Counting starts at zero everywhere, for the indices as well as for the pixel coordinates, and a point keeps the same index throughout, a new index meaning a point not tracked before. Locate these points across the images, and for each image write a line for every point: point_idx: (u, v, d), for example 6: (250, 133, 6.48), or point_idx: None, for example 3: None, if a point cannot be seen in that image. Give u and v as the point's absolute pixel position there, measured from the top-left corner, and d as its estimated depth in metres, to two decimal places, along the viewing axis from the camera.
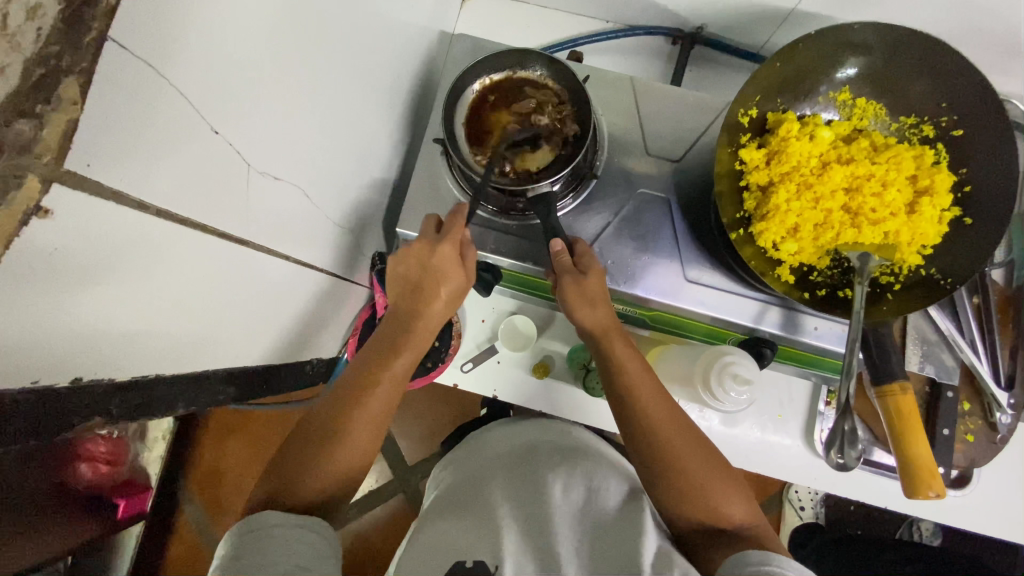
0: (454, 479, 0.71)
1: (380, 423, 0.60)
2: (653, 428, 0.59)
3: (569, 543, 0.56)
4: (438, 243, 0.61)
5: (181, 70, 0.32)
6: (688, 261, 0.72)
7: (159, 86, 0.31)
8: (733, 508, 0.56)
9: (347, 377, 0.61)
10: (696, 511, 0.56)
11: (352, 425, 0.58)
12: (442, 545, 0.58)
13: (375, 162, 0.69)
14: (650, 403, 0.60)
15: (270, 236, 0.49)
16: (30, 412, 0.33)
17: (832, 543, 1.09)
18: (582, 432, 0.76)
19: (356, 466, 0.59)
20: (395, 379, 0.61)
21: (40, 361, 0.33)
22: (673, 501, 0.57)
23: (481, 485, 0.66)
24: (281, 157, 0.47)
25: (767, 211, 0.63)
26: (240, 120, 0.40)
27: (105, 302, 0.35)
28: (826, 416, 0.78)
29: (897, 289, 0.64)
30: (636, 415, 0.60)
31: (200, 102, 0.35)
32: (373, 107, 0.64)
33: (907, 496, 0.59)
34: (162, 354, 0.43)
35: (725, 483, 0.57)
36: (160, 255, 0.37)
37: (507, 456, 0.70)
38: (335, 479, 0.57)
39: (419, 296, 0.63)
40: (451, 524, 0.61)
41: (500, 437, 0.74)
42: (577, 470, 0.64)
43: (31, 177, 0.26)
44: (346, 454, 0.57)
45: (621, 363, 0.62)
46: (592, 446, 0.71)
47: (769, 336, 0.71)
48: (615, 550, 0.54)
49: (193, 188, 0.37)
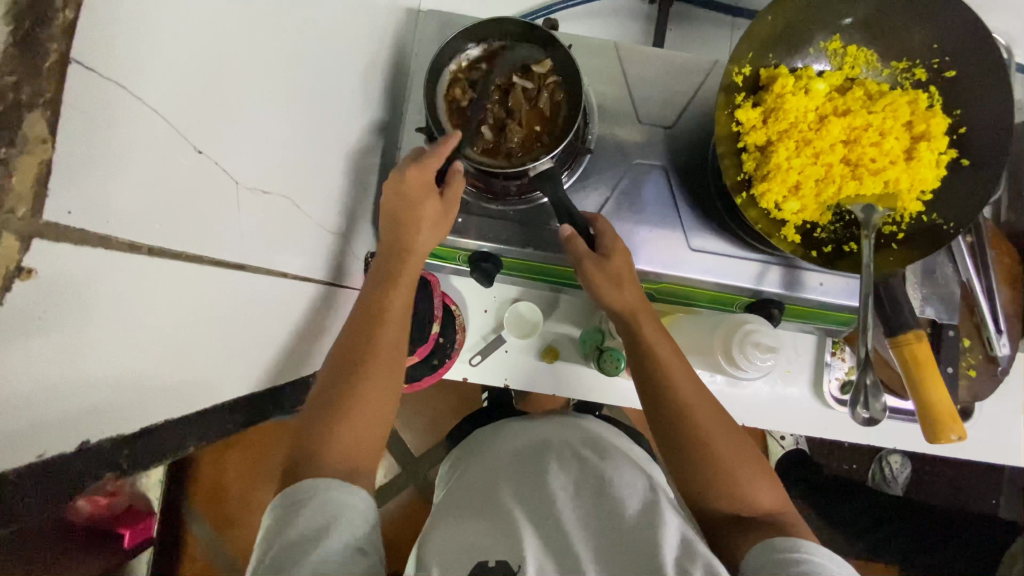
0: (464, 475, 0.68)
1: (396, 353, 0.59)
2: (685, 411, 0.59)
3: (584, 543, 0.52)
4: (407, 167, 0.60)
5: (160, 87, 0.29)
6: (690, 230, 0.70)
7: (145, 116, 0.28)
8: (757, 496, 0.56)
9: (355, 317, 0.60)
10: (725, 497, 0.56)
11: (376, 366, 0.57)
12: (458, 544, 0.53)
13: (355, 156, 0.64)
14: (682, 387, 0.60)
15: (263, 254, 0.45)
16: (37, 486, 0.29)
17: (812, 469, 1.18)
18: (592, 425, 0.74)
19: (386, 407, 0.57)
20: (401, 306, 0.61)
21: (41, 430, 0.28)
22: (702, 485, 0.57)
23: (490, 485, 0.62)
24: (268, 167, 0.43)
25: (767, 170, 0.62)
26: (218, 133, 0.36)
27: (110, 360, 0.31)
28: (833, 365, 0.79)
29: (901, 239, 0.64)
30: (666, 398, 0.60)
31: (175, 118, 0.31)
32: (350, 97, 0.59)
33: (930, 441, 0.58)
34: (167, 397, 0.39)
35: (754, 469, 0.58)
36: (159, 295, 0.33)
37: (517, 456, 0.66)
38: (374, 420, 0.56)
39: (404, 224, 0.62)
40: (466, 525, 0.56)
41: (509, 437, 0.70)
42: (589, 469, 0.61)
43: (6, 234, 0.22)
44: (380, 383, 0.57)
45: (652, 344, 0.62)
46: (602, 443, 0.68)
47: (774, 296, 0.71)
48: (630, 551, 0.51)
49: (181, 214, 0.33)
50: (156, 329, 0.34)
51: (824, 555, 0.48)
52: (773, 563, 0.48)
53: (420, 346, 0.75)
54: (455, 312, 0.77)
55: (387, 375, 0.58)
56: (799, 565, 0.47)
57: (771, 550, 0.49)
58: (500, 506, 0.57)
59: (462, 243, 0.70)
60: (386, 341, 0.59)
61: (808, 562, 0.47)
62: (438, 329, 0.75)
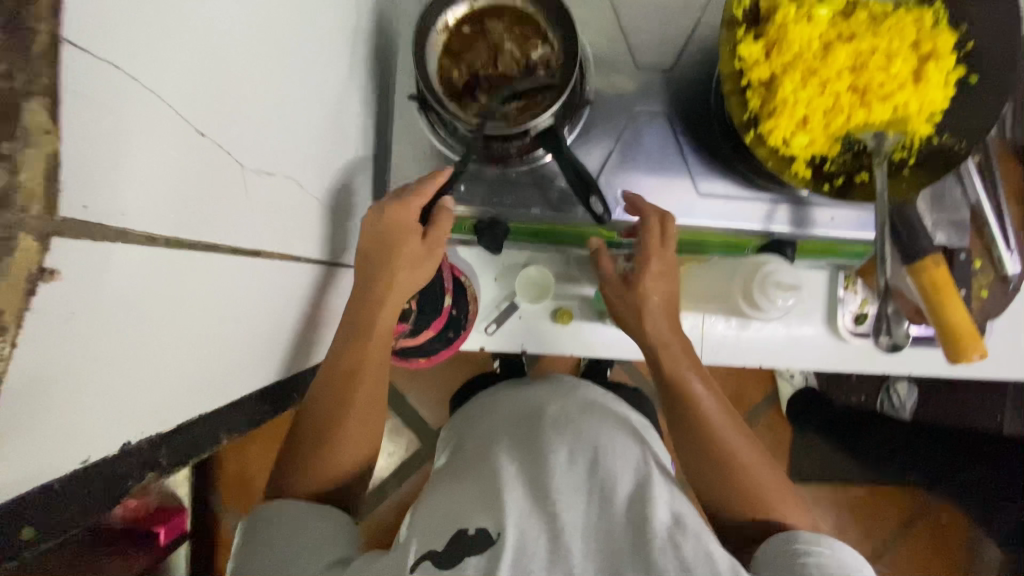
0: (462, 444, 0.67)
1: (378, 392, 0.61)
2: (714, 430, 0.59)
3: (571, 509, 0.52)
4: (390, 206, 0.60)
5: (152, 62, 0.27)
6: (698, 174, 0.69)
7: (140, 95, 0.26)
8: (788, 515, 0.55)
9: (336, 359, 0.59)
10: (748, 509, 0.55)
11: (357, 406, 0.59)
12: (444, 515, 0.53)
13: (349, 131, 0.62)
14: (710, 407, 0.60)
15: (274, 239, 0.44)
16: (81, 491, 0.29)
17: (823, 403, 1.20)
18: (590, 388, 0.70)
19: (369, 436, 0.61)
20: (378, 357, 0.61)
21: (86, 434, 0.28)
22: (726, 502, 0.57)
23: (484, 450, 0.62)
24: (270, 147, 0.42)
25: (773, 107, 0.60)
26: (220, 114, 0.34)
27: (141, 359, 0.30)
28: (847, 300, 0.78)
29: (913, 164, 0.63)
30: (697, 418, 0.60)
31: (176, 101, 0.29)
32: (339, 69, 0.57)
33: (952, 362, 0.59)
34: (199, 391, 0.39)
35: (783, 488, 0.57)
36: (179, 289, 0.32)
37: (514, 422, 0.65)
38: (354, 453, 0.60)
39: (383, 258, 0.60)
40: (454, 493, 0.56)
41: (506, 403, 0.69)
42: (582, 432, 0.60)
43: (25, 234, 0.20)
44: (357, 426, 0.59)
45: (679, 359, 0.61)
46: (597, 403, 0.67)
47: (785, 235, 0.70)
48: (615, 521, 0.51)
49: (193, 202, 0.32)
50: (177, 332, 0.33)
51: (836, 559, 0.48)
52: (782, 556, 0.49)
53: (435, 320, 0.75)
54: (465, 284, 0.76)
55: (367, 411, 0.60)
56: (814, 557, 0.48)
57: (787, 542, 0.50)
58: (491, 473, 0.56)
59: (470, 211, 0.69)
60: (368, 389, 0.60)
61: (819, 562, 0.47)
62: (450, 301, 0.75)
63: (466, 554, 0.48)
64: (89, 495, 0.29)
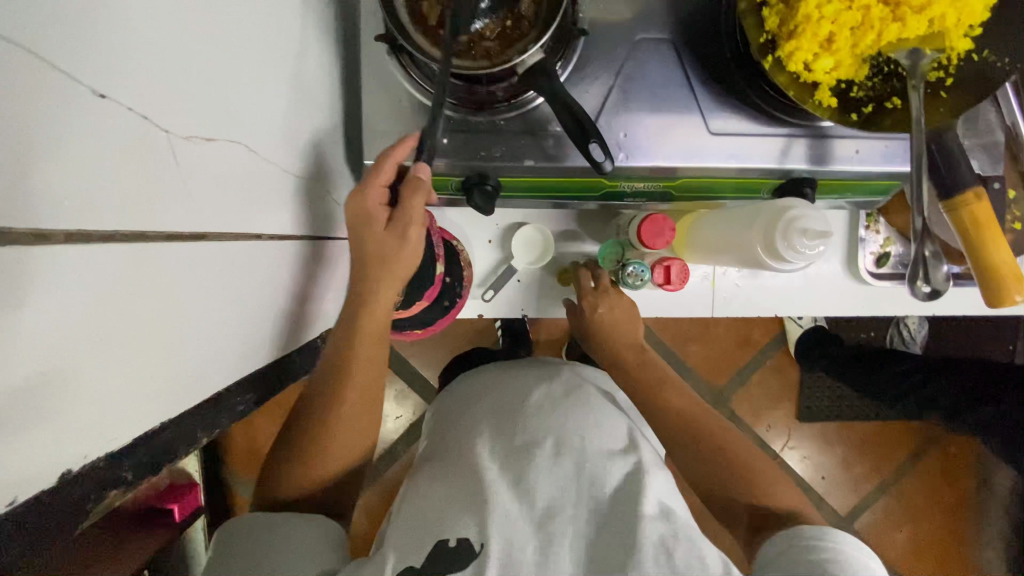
0: (443, 426, 0.63)
1: (366, 402, 0.60)
2: (693, 419, 0.65)
3: (556, 513, 0.49)
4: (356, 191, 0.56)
5: (21, 6, 0.20)
6: (708, 110, 0.62)
7: (6, 55, 0.20)
8: (778, 495, 0.59)
9: (325, 364, 0.60)
10: (747, 493, 0.59)
11: (343, 415, 0.59)
12: (423, 522, 0.49)
13: (313, 82, 0.55)
14: (683, 402, 0.67)
15: (226, 216, 0.38)
16: (14, 534, 0.25)
17: (834, 344, 1.17)
18: (580, 368, 0.66)
19: (357, 443, 0.61)
20: (364, 366, 0.60)
21: (13, 473, 0.24)
22: (721, 483, 0.60)
23: (464, 432, 0.58)
24: (213, 105, 0.35)
25: (795, 25, 0.52)
26: (141, 67, 0.27)
27: (67, 378, 0.26)
28: (868, 240, 0.73)
29: (949, 85, 0.55)
30: (678, 416, 0.66)
31: (64, 57, 0.23)
32: (292, 9, 0.49)
33: (992, 304, 0.56)
34: (162, 395, 0.35)
35: (771, 474, 0.61)
36: (104, 288, 0.27)
37: (494, 403, 0.60)
38: (342, 461, 0.60)
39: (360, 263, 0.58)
40: (433, 492, 0.52)
41: (487, 382, 0.64)
42: (566, 419, 0.55)
43: None
44: (346, 432, 0.60)
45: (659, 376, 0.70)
46: (582, 379, 0.62)
47: (803, 173, 0.63)
48: (602, 527, 0.48)
49: (103, 180, 0.26)
50: (116, 353, 0.29)
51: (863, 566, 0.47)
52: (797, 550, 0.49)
53: (428, 289, 0.70)
54: (457, 248, 0.71)
55: (354, 421, 0.60)
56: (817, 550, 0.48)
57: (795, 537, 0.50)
58: (472, 468, 0.52)
59: (456, 168, 0.62)
60: (353, 398, 0.59)
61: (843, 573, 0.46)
62: (442, 268, 0.70)
63: (446, 569, 0.46)
64: (24, 535, 0.26)
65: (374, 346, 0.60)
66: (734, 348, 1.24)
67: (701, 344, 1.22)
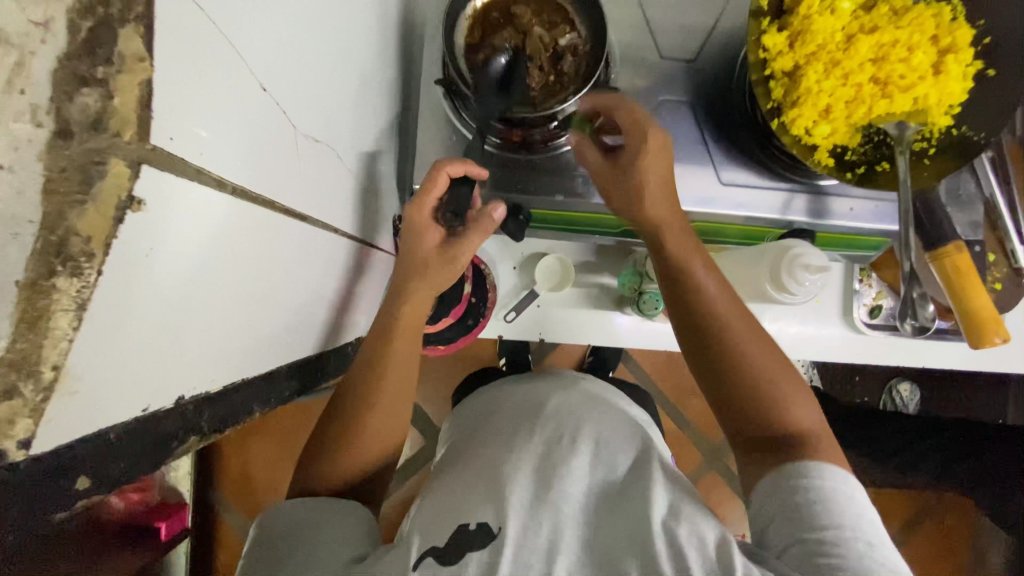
0: (467, 434, 0.66)
1: (400, 391, 0.62)
2: (715, 317, 0.56)
3: (575, 505, 0.51)
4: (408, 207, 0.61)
5: (236, 15, 0.27)
6: (721, 164, 0.70)
7: (224, 52, 0.26)
8: (794, 419, 0.53)
9: (361, 354, 0.62)
10: (753, 412, 0.54)
11: (380, 402, 0.60)
12: (448, 509, 0.51)
13: (378, 114, 0.63)
14: (718, 300, 0.57)
15: (314, 209, 0.44)
16: (130, 445, 0.29)
17: (830, 403, 1.21)
18: (590, 382, 0.69)
19: (390, 432, 0.62)
20: (399, 355, 0.61)
21: (144, 388, 0.28)
22: (727, 387, 0.55)
23: (490, 436, 0.62)
24: (318, 115, 0.42)
25: (797, 96, 0.61)
26: (285, 74, 0.34)
27: (195, 317, 0.30)
28: (863, 292, 0.79)
29: (932, 154, 0.64)
30: (695, 305, 0.57)
31: (251, 55, 0.29)
32: (372, 50, 0.57)
33: (974, 346, 0.62)
34: (240, 358, 0.39)
35: (793, 391, 0.54)
36: (236, 247, 0.32)
37: (516, 411, 0.64)
38: (377, 449, 0.61)
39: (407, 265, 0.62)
40: (456, 487, 0.55)
41: (509, 395, 0.68)
42: (583, 424, 0.59)
43: (117, 160, 0.20)
44: (375, 430, 0.60)
45: (701, 283, 0.57)
46: (597, 393, 0.66)
47: (801, 225, 0.71)
48: (619, 519, 0.49)
49: (257, 154, 0.32)
50: (227, 296, 0.33)
51: (860, 515, 0.46)
52: (792, 514, 0.47)
53: (454, 307, 0.76)
54: (485, 271, 0.76)
55: (390, 409, 0.61)
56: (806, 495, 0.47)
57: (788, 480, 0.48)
58: (498, 463, 0.55)
59: (493, 197, 0.69)
60: (388, 384, 0.61)
61: (851, 539, 0.44)
62: (469, 288, 0.76)
63: (466, 549, 0.46)
64: (135, 451, 0.29)
65: (409, 337, 0.62)
66: None
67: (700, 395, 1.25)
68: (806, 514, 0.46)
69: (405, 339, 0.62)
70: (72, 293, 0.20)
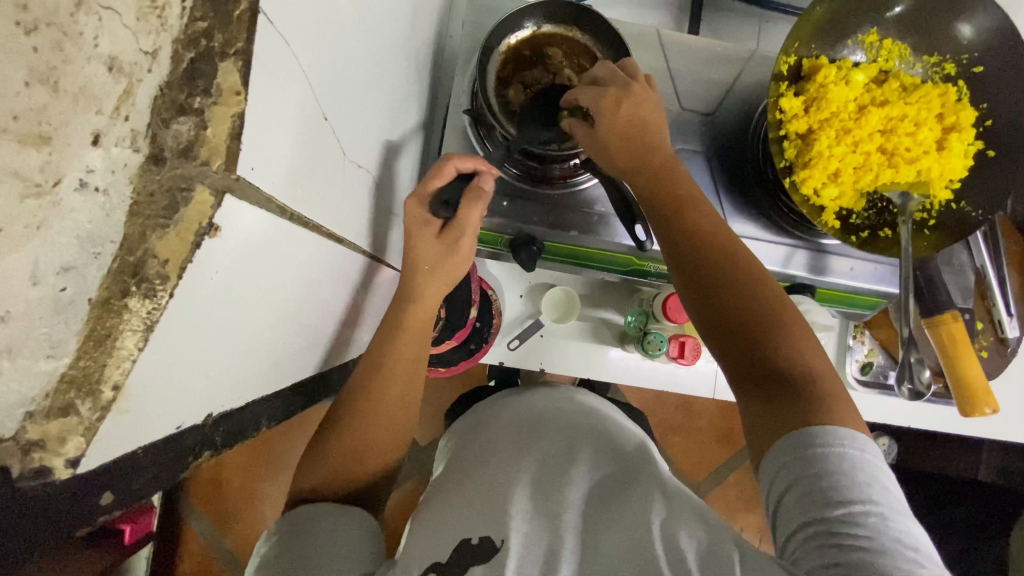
0: (465, 449, 0.64)
1: (404, 401, 0.62)
2: (706, 254, 0.51)
3: (574, 522, 0.50)
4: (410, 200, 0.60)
5: (308, 50, 0.28)
6: (730, 214, 0.72)
7: (298, 79, 0.28)
8: (793, 349, 0.46)
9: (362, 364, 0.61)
10: (750, 349, 0.47)
11: (382, 412, 0.61)
12: (446, 525, 0.51)
13: (404, 136, 0.64)
14: (708, 228, 0.53)
15: (342, 228, 0.45)
16: (154, 460, 0.28)
17: None
18: (586, 396, 0.70)
19: (392, 442, 0.62)
20: (404, 363, 0.61)
21: (181, 406, 0.29)
22: (725, 338, 0.49)
23: (486, 450, 0.61)
24: (356, 139, 0.43)
25: (810, 157, 0.64)
26: (337, 101, 0.35)
27: (227, 335, 0.30)
28: (856, 349, 0.82)
29: (932, 225, 0.66)
30: (686, 243, 0.52)
31: (317, 84, 0.31)
32: (407, 75, 0.59)
33: (964, 414, 0.64)
34: (260, 374, 0.39)
35: (795, 327, 0.48)
36: (276, 266, 0.33)
37: (514, 427, 0.63)
38: (379, 461, 0.62)
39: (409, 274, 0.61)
40: (453, 502, 0.54)
41: (508, 410, 0.67)
42: (582, 445, 0.58)
43: (202, 187, 0.22)
44: (380, 428, 0.61)
45: (693, 230, 0.53)
46: (597, 414, 0.66)
47: (801, 280, 0.73)
48: (618, 529, 0.47)
49: (308, 175, 0.33)
50: (260, 307, 0.33)
51: (870, 475, 0.39)
52: (806, 488, 0.39)
53: (459, 331, 0.75)
54: (492, 297, 0.78)
55: (394, 419, 0.62)
56: (826, 463, 0.39)
57: (805, 444, 0.41)
58: (501, 480, 0.54)
59: (507, 227, 0.70)
60: (390, 395, 0.61)
61: (864, 514, 0.37)
62: (475, 314, 0.76)
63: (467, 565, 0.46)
64: (155, 468, 0.29)
65: (415, 346, 0.62)
66: (716, 445, 1.27)
67: (685, 435, 1.26)
68: (828, 488, 0.38)
69: (411, 347, 0.62)
70: (142, 314, 0.22)
